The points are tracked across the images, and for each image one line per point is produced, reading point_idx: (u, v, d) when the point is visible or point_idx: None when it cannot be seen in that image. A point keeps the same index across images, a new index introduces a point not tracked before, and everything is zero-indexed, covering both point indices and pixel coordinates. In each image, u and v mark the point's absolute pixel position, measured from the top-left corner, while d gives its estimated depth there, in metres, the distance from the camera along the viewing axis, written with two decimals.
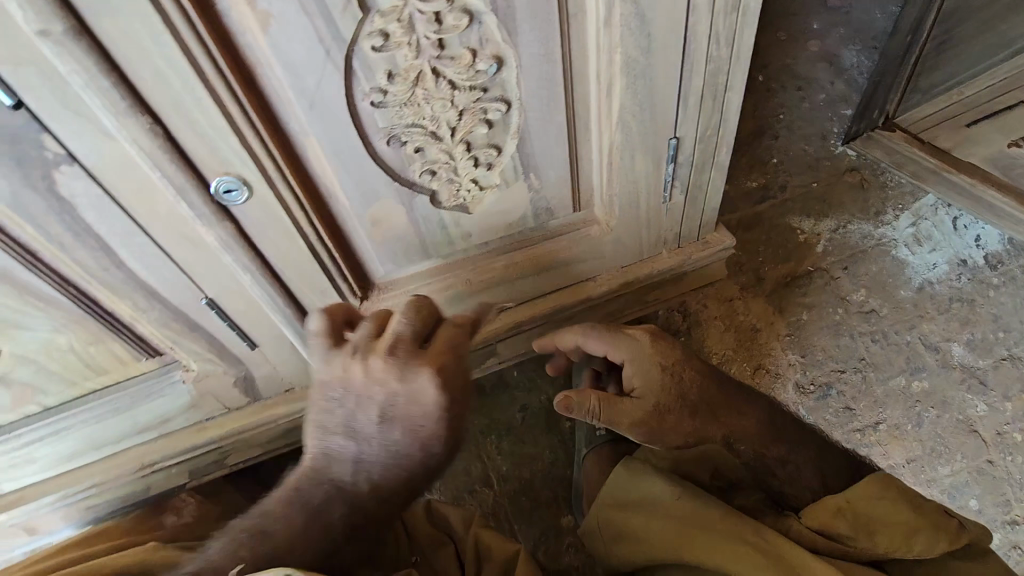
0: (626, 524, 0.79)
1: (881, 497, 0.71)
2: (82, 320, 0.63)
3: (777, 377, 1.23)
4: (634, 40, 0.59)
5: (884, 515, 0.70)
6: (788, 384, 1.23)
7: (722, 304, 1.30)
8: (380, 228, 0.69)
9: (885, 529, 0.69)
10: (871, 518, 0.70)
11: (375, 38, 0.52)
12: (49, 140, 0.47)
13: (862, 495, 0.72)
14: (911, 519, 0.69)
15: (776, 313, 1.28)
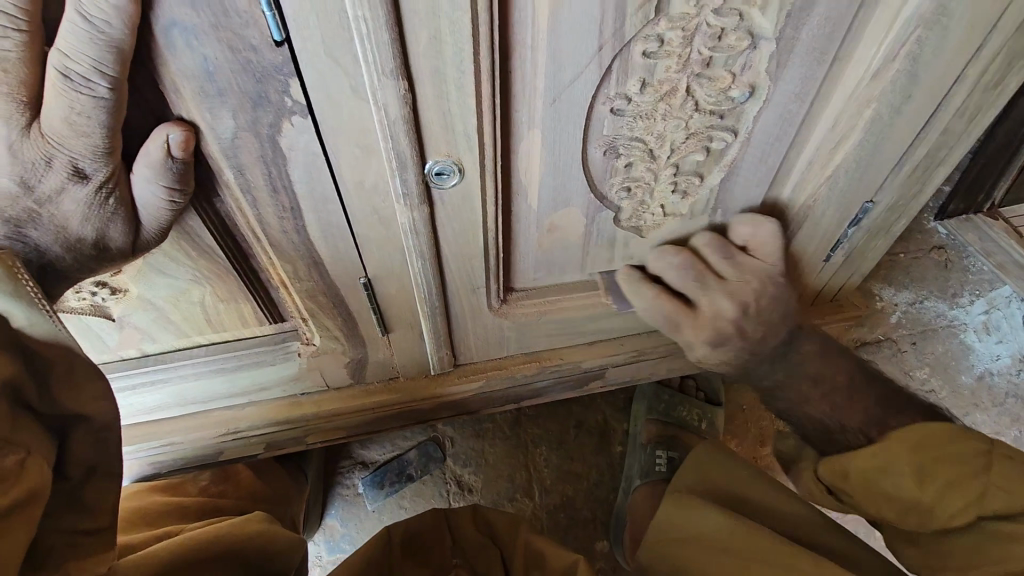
0: (675, 556, 0.67)
1: (900, 458, 0.57)
2: (227, 275, 0.57)
3: None
4: (893, 99, 0.55)
5: (898, 483, 0.57)
6: None
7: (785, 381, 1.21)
8: (551, 235, 0.64)
9: (886, 501, 0.58)
10: (882, 486, 0.58)
11: (650, 43, 0.47)
12: (295, 87, 0.41)
13: (862, 455, 0.60)
14: (917, 487, 0.56)
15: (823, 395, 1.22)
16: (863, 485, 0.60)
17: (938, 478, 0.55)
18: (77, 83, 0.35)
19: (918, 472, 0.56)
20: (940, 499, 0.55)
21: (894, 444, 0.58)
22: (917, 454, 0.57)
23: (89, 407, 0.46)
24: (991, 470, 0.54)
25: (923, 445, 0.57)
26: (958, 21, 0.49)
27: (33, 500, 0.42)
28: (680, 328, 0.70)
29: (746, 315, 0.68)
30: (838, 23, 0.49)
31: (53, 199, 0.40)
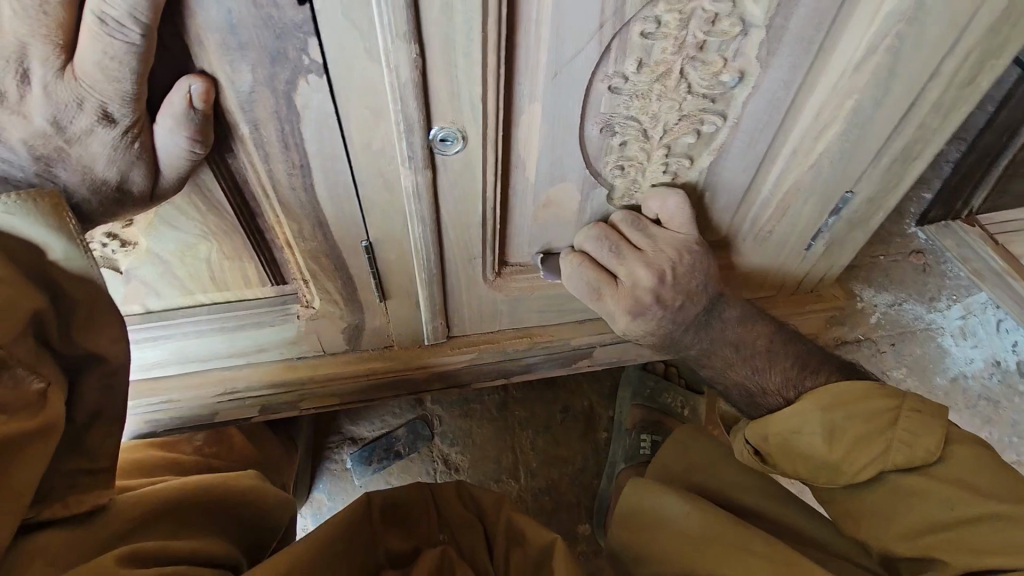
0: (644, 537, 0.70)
1: (814, 418, 0.62)
2: (234, 232, 0.59)
3: None
4: (873, 91, 0.58)
5: (816, 444, 0.62)
6: None
7: None
8: (547, 210, 0.66)
9: (802, 459, 0.63)
10: (802, 446, 0.63)
11: (648, 24, 0.50)
12: (313, 45, 0.43)
13: (791, 417, 0.63)
14: (830, 448, 0.61)
15: None
16: (780, 442, 0.64)
17: (853, 436, 0.61)
18: (112, 27, 0.37)
19: (829, 429, 0.61)
20: (851, 455, 0.60)
21: (809, 402, 0.62)
22: (830, 413, 0.62)
23: (106, 348, 0.49)
24: (904, 426, 0.60)
25: (838, 405, 0.62)
26: (935, 18, 0.52)
27: (46, 434, 0.44)
28: (600, 295, 0.69)
29: (664, 283, 0.67)
30: (823, 15, 0.52)
31: (82, 141, 0.42)
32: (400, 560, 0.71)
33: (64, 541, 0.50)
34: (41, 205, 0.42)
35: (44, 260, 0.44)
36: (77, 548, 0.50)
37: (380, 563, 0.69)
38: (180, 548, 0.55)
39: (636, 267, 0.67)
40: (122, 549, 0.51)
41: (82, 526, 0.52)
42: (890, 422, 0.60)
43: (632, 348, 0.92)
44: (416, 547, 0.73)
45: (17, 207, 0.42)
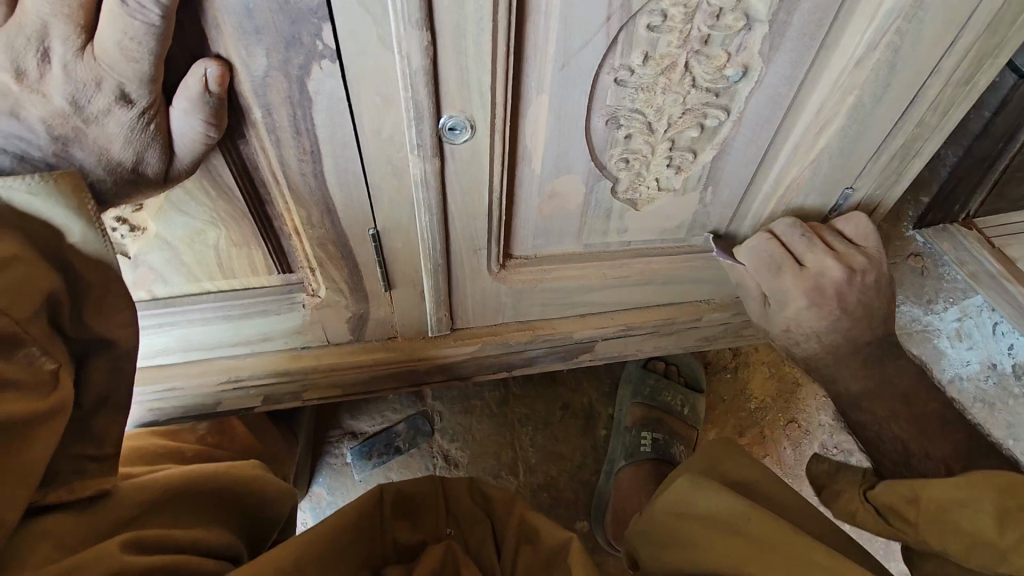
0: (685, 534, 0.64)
1: (978, 496, 0.52)
2: (242, 219, 0.60)
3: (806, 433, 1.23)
4: (874, 87, 0.59)
5: (971, 521, 0.52)
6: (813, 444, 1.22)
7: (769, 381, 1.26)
8: (552, 203, 0.67)
9: (950, 532, 0.53)
10: (949, 515, 0.54)
11: (654, 17, 0.51)
12: (327, 31, 0.44)
13: (947, 486, 0.55)
14: (990, 530, 0.51)
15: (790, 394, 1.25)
16: (928, 509, 0.55)
17: (1023, 530, 0.50)
18: (132, 7, 0.37)
19: (997, 514, 0.51)
20: (1018, 547, 0.49)
21: (980, 477, 0.53)
22: (1001, 497, 0.52)
23: (117, 333, 0.49)
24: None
25: (1016, 498, 0.51)
26: (935, 14, 0.54)
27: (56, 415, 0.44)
28: (778, 274, 0.70)
29: (846, 279, 0.69)
30: (826, 12, 0.53)
31: (99, 122, 0.43)
32: (407, 553, 0.72)
33: (68, 528, 0.49)
34: (65, 187, 0.43)
35: (59, 241, 0.45)
36: (81, 531, 0.50)
37: (385, 555, 0.70)
38: (180, 537, 0.55)
39: (825, 257, 0.69)
40: (126, 536, 0.51)
41: (86, 510, 0.51)
42: None
43: (632, 343, 0.93)
44: (422, 540, 0.73)
45: (42, 189, 0.43)
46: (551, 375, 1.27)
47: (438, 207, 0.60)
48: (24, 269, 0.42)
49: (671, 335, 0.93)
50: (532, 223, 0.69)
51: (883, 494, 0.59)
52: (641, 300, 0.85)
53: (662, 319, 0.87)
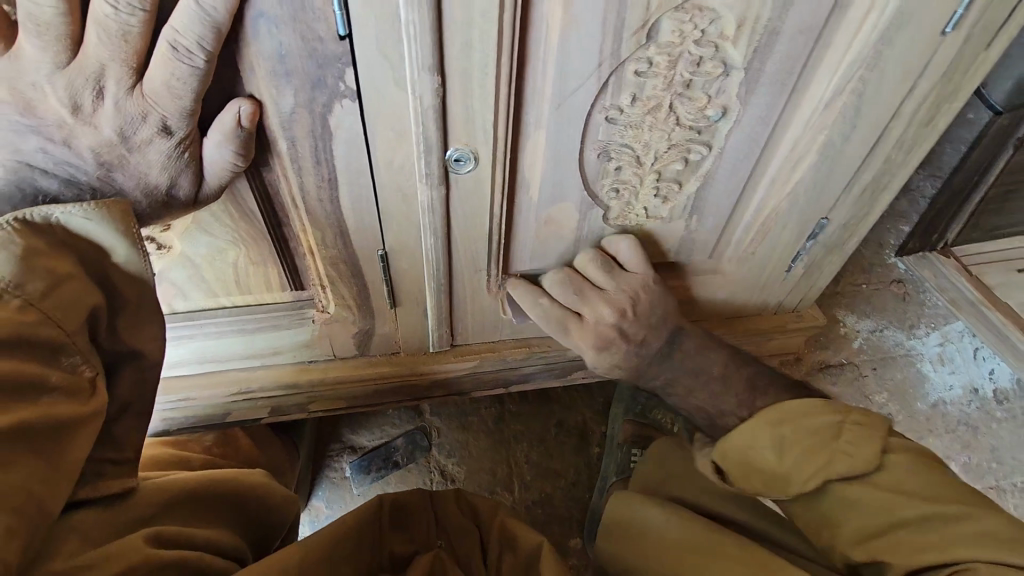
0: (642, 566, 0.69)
1: (764, 430, 0.66)
2: (261, 238, 0.64)
3: None
4: (841, 127, 0.65)
5: (770, 460, 0.65)
6: None
7: None
8: (548, 228, 0.72)
9: (762, 473, 0.65)
10: (759, 462, 0.66)
11: (641, 64, 0.57)
12: (349, 74, 0.50)
13: (741, 432, 0.67)
14: (779, 459, 0.64)
15: None
16: (740, 456, 0.67)
17: (800, 447, 0.63)
18: (182, 53, 0.43)
19: (778, 443, 0.65)
20: (799, 465, 0.62)
21: (759, 418, 0.67)
22: (776, 427, 0.65)
23: (146, 345, 0.53)
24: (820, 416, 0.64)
25: (777, 419, 0.65)
26: (892, 66, 0.60)
27: (89, 421, 0.47)
28: (567, 332, 0.76)
29: (624, 320, 0.75)
30: (795, 61, 0.59)
31: (141, 150, 0.48)
32: (401, 564, 0.74)
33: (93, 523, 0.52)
34: (114, 213, 0.49)
35: (108, 261, 0.50)
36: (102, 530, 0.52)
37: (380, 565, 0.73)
38: (194, 535, 0.57)
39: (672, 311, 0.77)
40: (148, 530, 0.53)
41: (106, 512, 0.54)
42: (833, 434, 0.63)
43: None
44: (416, 550, 0.76)
45: (93, 215, 0.48)
46: (546, 393, 1.31)
47: (445, 230, 0.65)
48: (72, 287, 0.47)
49: None
50: (530, 245, 0.74)
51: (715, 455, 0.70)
52: None
53: None
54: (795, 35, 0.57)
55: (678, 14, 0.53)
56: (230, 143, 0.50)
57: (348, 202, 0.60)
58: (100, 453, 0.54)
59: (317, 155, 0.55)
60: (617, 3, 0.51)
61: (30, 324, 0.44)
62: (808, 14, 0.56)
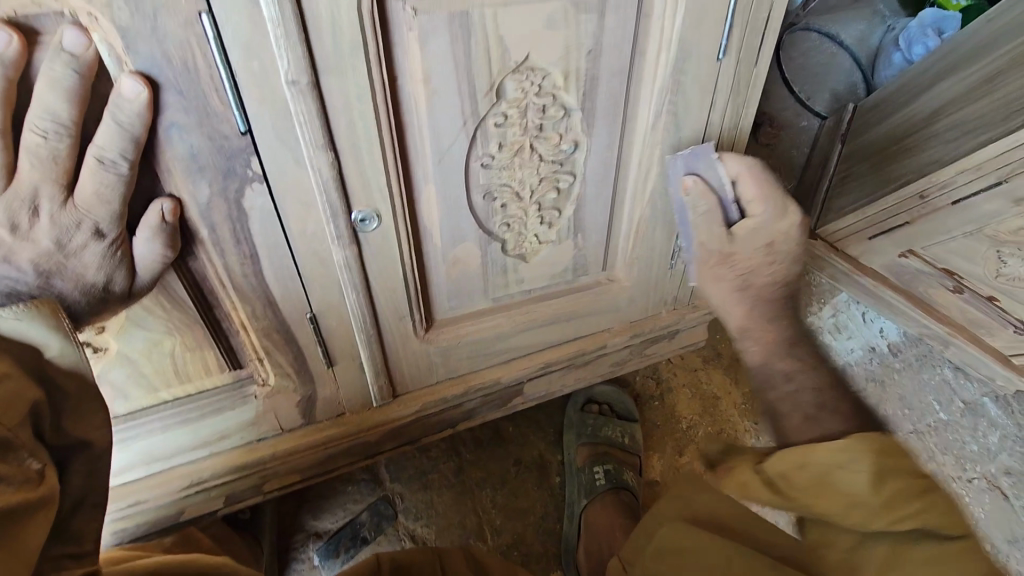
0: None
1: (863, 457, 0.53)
2: (195, 325, 0.70)
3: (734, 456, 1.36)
4: (671, 141, 0.81)
5: (841, 481, 0.53)
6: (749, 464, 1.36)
7: (697, 405, 1.43)
8: (456, 267, 0.82)
9: (841, 496, 0.53)
10: (830, 486, 0.54)
11: (498, 117, 0.70)
12: (254, 162, 0.59)
13: (790, 457, 0.56)
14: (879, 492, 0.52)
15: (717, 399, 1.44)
16: (808, 479, 0.55)
17: (897, 486, 0.52)
18: (107, 164, 0.51)
19: (878, 473, 0.53)
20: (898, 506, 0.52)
21: (861, 439, 0.54)
22: (878, 458, 0.53)
23: (92, 434, 0.58)
24: (885, 459, 0.53)
25: (865, 455, 0.53)
26: (692, 89, 0.76)
27: (43, 505, 0.50)
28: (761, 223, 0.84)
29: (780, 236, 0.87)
30: (618, 97, 0.75)
31: (77, 255, 0.55)
32: None
33: None
34: (44, 310, 0.54)
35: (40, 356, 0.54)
36: None
37: None
38: None
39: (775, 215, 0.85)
40: None
41: None
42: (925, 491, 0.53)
43: (555, 378, 1.07)
44: None
45: (24, 315, 0.53)
46: (499, 436, 1.35)
47: (364, 284, 0.74)
48: (13, 385, 0.51)
49: (585, 365, 1.08)
50: (439, 289, 0.84)
51: (738, 474, 0.58)
52: (550, 339, 0.99)
53: (572, 353, 1.02)
54: (611, 77, 0.72)
55: (517, 76, 0.67)
56: (157, 237, 0.57)
57: (271, 276, 0.68)
58: (58, 553, 0.55)
59: (231, 237, 0.63)
60: (466, 76, 0.65)
61: None
62: (615, 62, 0.71)
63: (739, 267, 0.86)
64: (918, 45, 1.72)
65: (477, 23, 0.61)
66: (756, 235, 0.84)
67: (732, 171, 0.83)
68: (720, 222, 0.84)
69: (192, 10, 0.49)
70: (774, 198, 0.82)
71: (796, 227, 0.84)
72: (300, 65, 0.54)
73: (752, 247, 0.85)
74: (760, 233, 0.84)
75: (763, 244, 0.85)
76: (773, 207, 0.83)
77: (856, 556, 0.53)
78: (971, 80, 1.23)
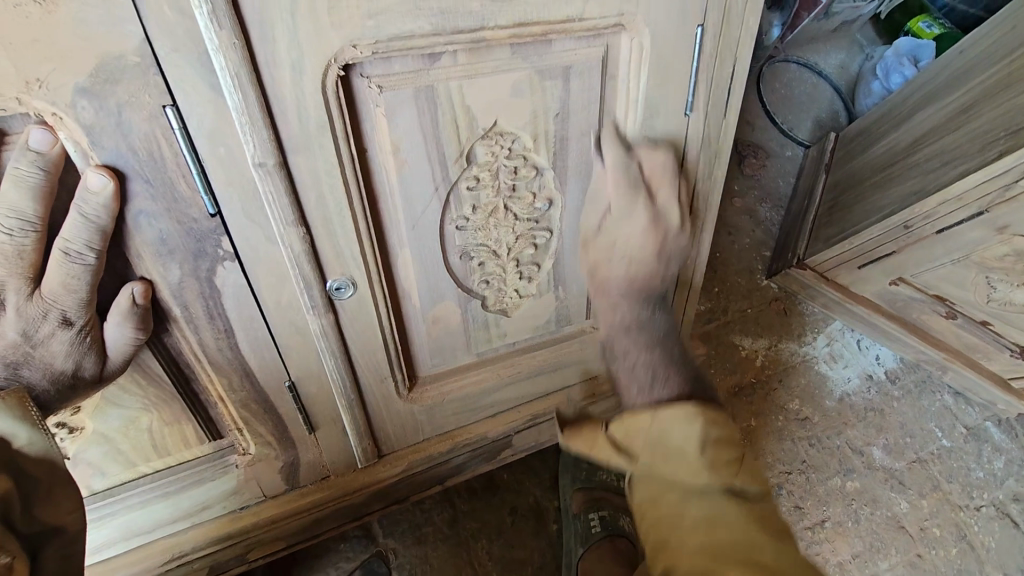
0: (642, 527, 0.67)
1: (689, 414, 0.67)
2: (172, 399, 0.69)
3: None
4: None
5: (680, 437, 0.67)
6: None
7: None
8: (437, 326, 0.82)
9: (676, 446, 0.67)
10: (665, 436, 0.67)
11: (470, 181, 0.71)
12: (225, 241, 0.59)
13: (634, 420, 0.69)
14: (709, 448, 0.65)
15: None
16: (648, 445, 0.68)
17: (720, 445, 0.67)
18: (72, 255, 0.52)
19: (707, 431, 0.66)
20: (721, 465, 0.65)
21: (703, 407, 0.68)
22: (711, 415, 0.68)
23: (64, 519, 0.58)
24: (711, 426, 0.67)
25: (692, 418, 0.66)
26: (663, 143, 0.77)
27: None
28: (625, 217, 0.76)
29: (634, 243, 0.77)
30: (589, 154, 0.76)
31: (45, 343, 0.55)
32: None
33: None
34: (11, 402, 0.54)
35: (10, 447, 0.55)
36: None
37: None
38: None
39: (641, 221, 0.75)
40: None
41: None
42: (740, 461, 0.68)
43: (546, 429, 1.05)
44: None
45: None
46: (494, 483, 1.33)
47: (342, 350, 0.73)
48: None
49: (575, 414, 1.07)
50: (422, 347, 0.83)
51: (595, 439, 0.71)
52: (538, 390, 0.98)
53: (560, 403, 1.01)
54: (581, 136, 0.73)
55: (487, 141, 0.68)
56: (126, 319, 0.57)
57: (246, 348, 0.67)
58: None
59: (204, 313, 0.63)
60: (436, 145, 0.65)
61: None
62: (584, 122, 0.72)
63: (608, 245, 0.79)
64: (894, 73, 1.78)
65: (443, 95, 0.62)
66: (610, 231, 0.78)
67: (609, 159, 0.75)
68: (592, 206, 0.78)
69: (157, 104, 0.50)
70: (629, 195, 0.75)
71: (645, 231, 0.75)
72: (267, 148, 0.55)
73: (604, 244, 0.78)
74: (613, 233, 0.77)
75: (610, 244, 0.78)
76: (626, 204, 0.75)
77: (691, 508, 0.64)
78: (949, 110, 1.26)
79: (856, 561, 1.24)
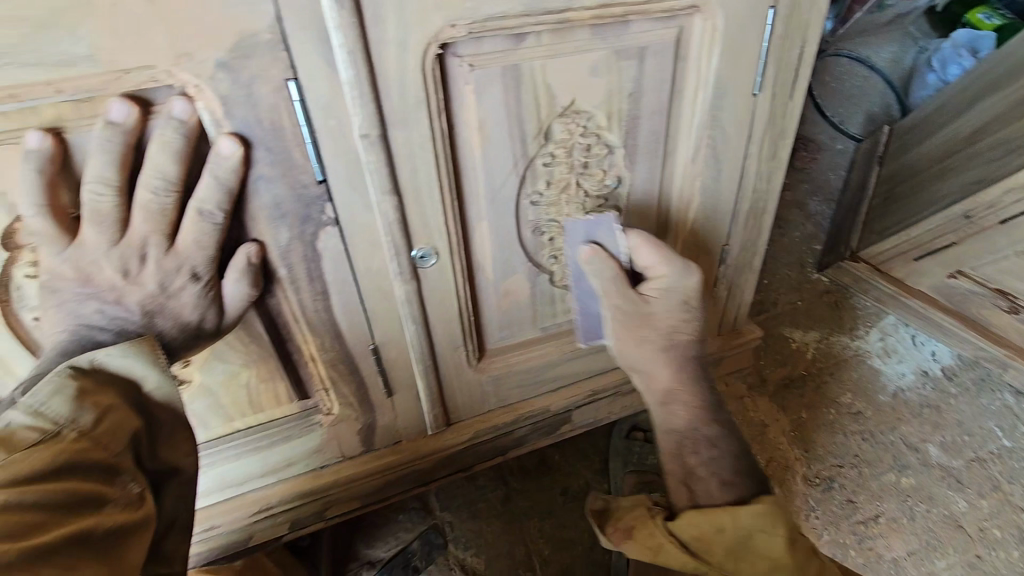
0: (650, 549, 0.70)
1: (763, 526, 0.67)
2: (268, 357, 0.75)
3: (787, 470, 1.28)
4: (709, 174, 0.84)
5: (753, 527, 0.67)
6: (798, 478, 1.27)
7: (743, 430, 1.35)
8: (507, 299, 0.86)
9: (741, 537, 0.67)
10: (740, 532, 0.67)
11: (545, 158, 0.75)
12: (329, 208, 0.65)
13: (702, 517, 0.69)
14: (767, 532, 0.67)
15: (762, 429, 1.34)
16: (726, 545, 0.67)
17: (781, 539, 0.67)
18: (206, 214, 0.58)
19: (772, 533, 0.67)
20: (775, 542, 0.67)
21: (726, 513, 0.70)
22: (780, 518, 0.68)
23: (182, 460, 0.63)
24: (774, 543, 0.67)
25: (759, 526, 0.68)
26: (729, 124, 0.79)
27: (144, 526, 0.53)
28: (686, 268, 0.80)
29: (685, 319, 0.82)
30: (658, 133, 0.78)
31: (176, 296, 0.62)
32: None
33: None
34: (144, 348, 0.60)
35: (141, 391, 0.61)
36: None
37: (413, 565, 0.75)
38: None
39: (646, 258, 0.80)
40: None
41: None
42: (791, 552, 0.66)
43: (603, 407, 1.08)
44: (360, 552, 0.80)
45: (129, 352, 0.60)
46: (544, 463, 1.37)
47: (422, 317, 0.78)
48: (118, 415, 0.57)
49: (631, 392, 1.10)
50: (491, 318, 0.87)
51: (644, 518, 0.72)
52: (597, 366, 1.01)
53: (618, 381, 1.04)
54: (652, 115, 0.76)
55: (564, 119, 0.72)
56: (244, 276, 0.64)
57: (338, 310, 0.73)
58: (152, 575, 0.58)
59: (307, 275, 0.69)
60: (517, 121, 0.70)
61: (80, 449, 0.52)
62: (656, 101, 0.75)
63: (659, 334, 0.81)
64: (952, 64, 1.72)
65: (527, 73, 0.66)
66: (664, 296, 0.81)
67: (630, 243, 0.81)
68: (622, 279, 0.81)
69: (281, 77, 0.55)
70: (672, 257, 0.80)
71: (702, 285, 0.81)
72: (372, 121, 0.60)
73: (667, 305, 0.81)
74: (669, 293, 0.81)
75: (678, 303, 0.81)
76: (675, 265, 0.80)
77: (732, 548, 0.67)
78: (1013, 98, 1.23)
79: (912, 558, 1.16)
